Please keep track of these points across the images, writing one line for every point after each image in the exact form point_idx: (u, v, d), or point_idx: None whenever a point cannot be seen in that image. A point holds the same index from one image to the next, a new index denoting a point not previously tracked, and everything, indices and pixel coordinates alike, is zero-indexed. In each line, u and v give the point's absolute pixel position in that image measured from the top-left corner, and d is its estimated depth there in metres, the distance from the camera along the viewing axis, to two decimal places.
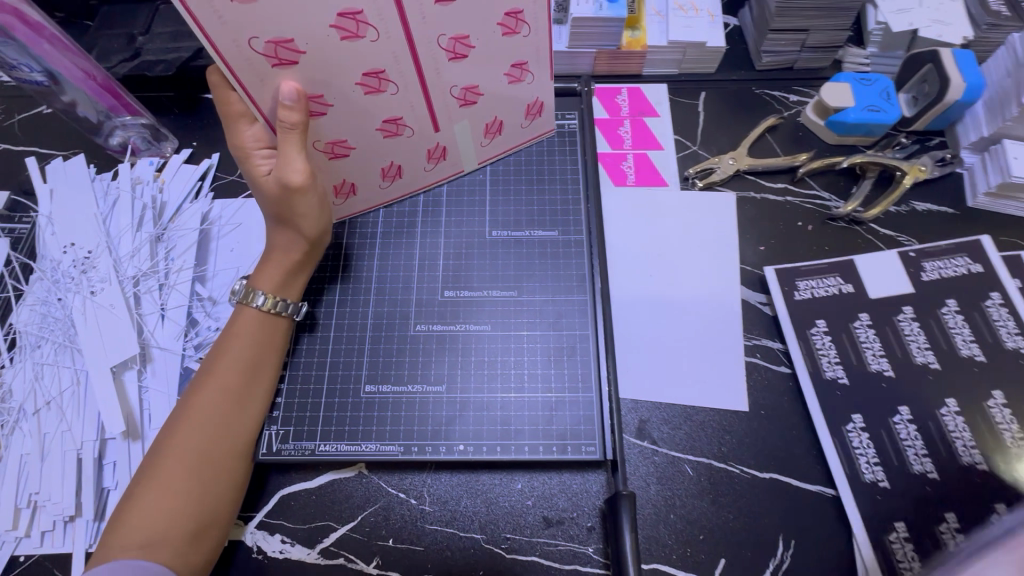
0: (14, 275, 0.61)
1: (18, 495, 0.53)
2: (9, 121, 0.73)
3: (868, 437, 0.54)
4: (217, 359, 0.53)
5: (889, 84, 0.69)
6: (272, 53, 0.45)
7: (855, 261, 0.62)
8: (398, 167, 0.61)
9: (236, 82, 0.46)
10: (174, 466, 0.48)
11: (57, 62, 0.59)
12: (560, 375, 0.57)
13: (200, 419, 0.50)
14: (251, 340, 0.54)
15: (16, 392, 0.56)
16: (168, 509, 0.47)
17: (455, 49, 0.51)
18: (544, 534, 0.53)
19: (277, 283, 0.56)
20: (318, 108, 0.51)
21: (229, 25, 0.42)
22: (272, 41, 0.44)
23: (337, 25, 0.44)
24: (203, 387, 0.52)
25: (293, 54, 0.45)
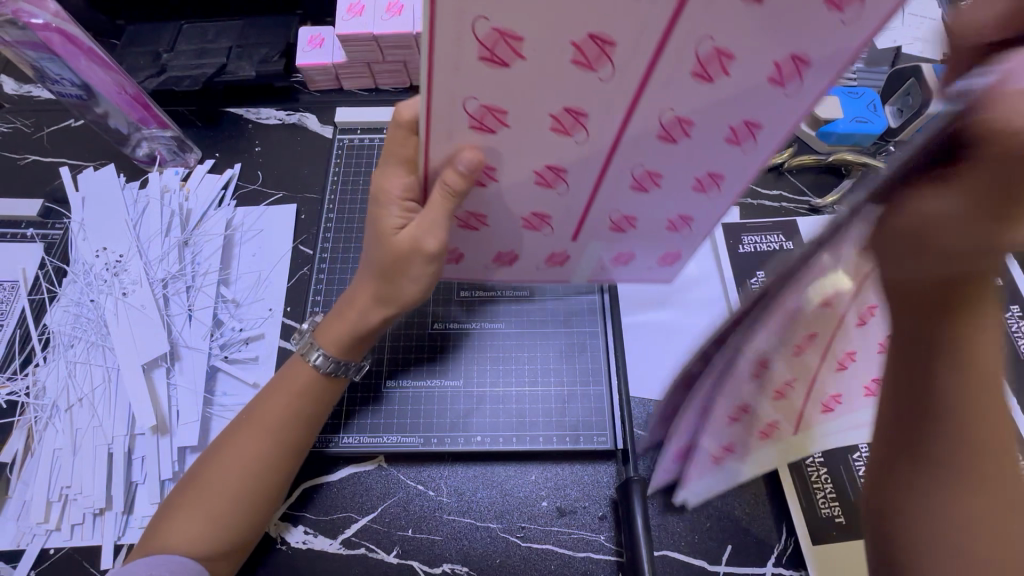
0: (48, 278, 0.63)
1: (50, 489, 0.55)
2: (40, 133, 0.76)
3: None
4: (271, 398, 0.53)
5: (875, 97, 0.73)
6: (478, 117, 0.37)
7: (797, 222, 0.69)
8: (513, 255, 0.56)
9: (423, 130, 0.38)
10: (210, 493, 0.49)
11: (94, 79, 0.63)
12: (571, 369, 0.61)
13: (243, 454, 0.50)
14: (308, 393, 0.53)
15: (49, 389, 0.58)
16: (200, 533, 0.48)
17: (642, 182, 0.45)
18: (557, 523, 0.55)
19: (341, 344, 0.53)
20: (483, 180, 0.44)
21: (460, 79, 0.33)
22: (487, 106, 0.36)
23: (558, 122, 0.38)
24: (250, 425, 0.52)
25: (497, 124, 0.37)
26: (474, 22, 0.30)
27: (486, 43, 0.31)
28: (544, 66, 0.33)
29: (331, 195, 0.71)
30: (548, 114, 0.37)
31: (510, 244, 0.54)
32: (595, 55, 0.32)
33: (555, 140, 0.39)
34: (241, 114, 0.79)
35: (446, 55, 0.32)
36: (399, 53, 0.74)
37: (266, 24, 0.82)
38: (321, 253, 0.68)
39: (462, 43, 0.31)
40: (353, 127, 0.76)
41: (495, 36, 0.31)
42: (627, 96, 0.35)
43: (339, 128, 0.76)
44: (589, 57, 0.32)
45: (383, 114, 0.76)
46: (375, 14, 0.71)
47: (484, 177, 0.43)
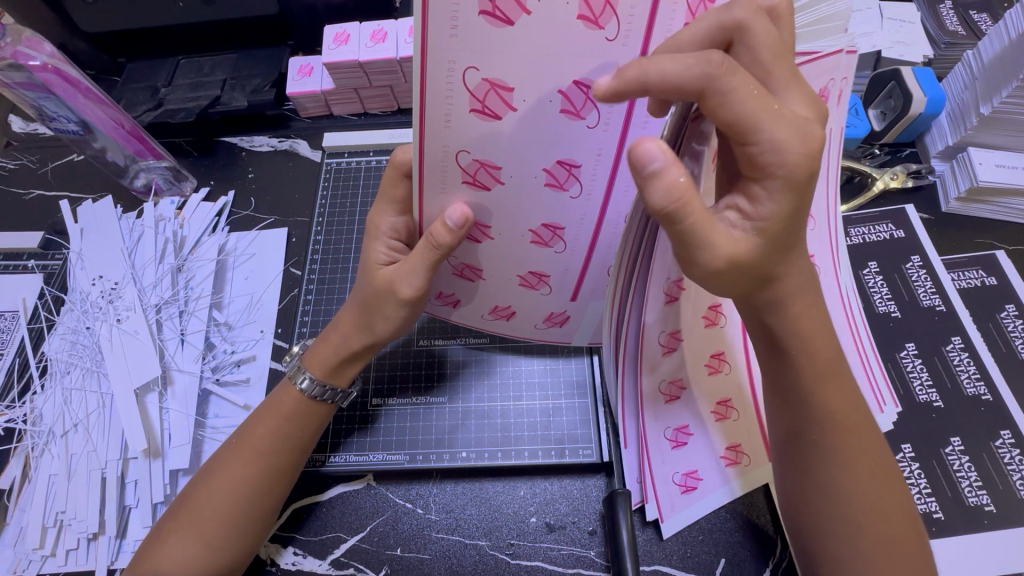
0: (47, 307, 0.65)
1: (46, 514, 0.56)
2: (44, 168, 0.79)
3: (918, 466, 0.56)
4: (257, 423, 0.53)
5: (857, 101, 0.73)
6: (472, 171, 0.39)
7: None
8: (513, 311, 0.56)
9: (417, 176, 0.40)
10: (202, 518, 0.49)
11: (91, 114, 0.66)
12: (557, 383, 0.61)
13: (229, 480, 0.50)
14: (297, 418, 0.53)
15: (46, 416, 0.60)
16: (190, 558, 0.48)
17: (671, 293, 0.47)
18: (547, 539, 0.55)
19: (328, 369, 0.54)
20: (477, 234, 0.46)
21: (453, 131, 0.36)
22: (480, 161, 0.39)
23: (551, 176, 0.40)
24: (238, 448, 0.52)
25: (491, 179, 0.40)
26: (464, 73, 0.33)
27: (478, 94, 0.34)
28: (532, 118, 0.36)
29: (321, 219, 0.73)
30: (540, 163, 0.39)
31: (507, 302, 0.55)
32: (581, 104, 0.35)
33: (547, 193, 0.42)
34: (235, 142, 0.82)
35: (438, 107, 0.35)
36: (385, 78, 0.76)
37: (259, 56, 0.85)
38: (310, 275, 0.70)
39: (458, 96, 0.34)
40: (342, 152, 0.78)
41: (486, 87, 0.34)
42: (611, 143, 0.38)
43: (328, 152, 0.78)
44: (576, 105, 0.35)
45: (371, 137, 0.78)
46: (360, 42, 0.73)
47: (479, 230, 0.45)
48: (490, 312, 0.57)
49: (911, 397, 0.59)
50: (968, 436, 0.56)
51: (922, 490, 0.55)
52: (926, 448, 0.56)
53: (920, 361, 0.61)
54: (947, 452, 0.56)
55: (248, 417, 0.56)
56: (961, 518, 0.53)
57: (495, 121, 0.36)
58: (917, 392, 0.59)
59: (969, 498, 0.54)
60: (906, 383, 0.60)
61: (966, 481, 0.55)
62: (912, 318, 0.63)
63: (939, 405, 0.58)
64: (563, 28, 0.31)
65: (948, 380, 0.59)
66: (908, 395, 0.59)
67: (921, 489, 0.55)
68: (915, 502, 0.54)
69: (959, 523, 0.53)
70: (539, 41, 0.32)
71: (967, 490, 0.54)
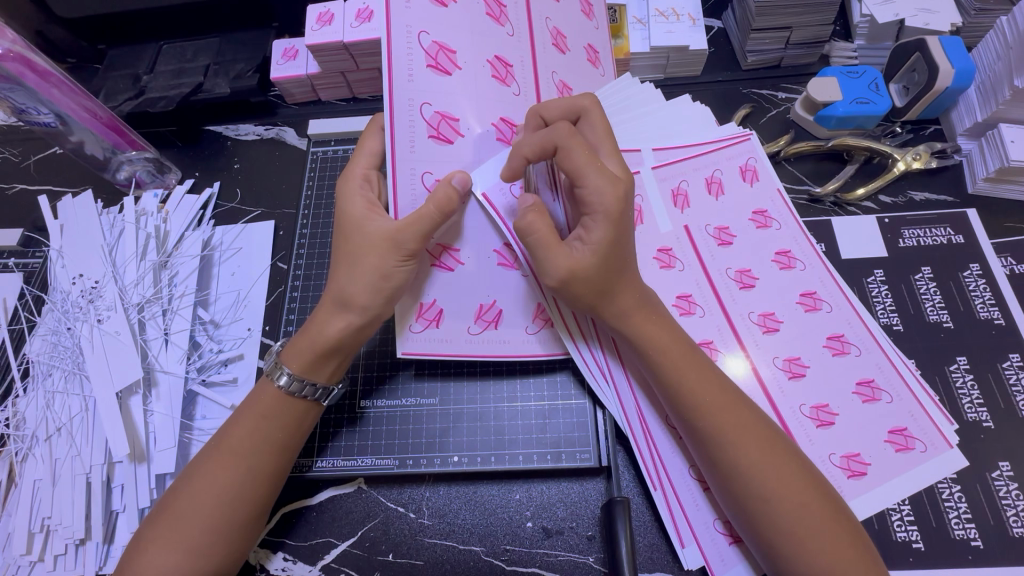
0: (27, 308, 0.63)
1: (31, 520, 0.55)
2: (25, 162, 0.77)
3: (959, 490, 0.52)
4: (237, 425, 0.51)
5: (877, 74, 0.68)
6: (436, 124, 0.52)
7: (831, 222, 0.65)
8: (496, 310, 0.55)
9: (387, 122, 0.51)
10: (186, 526, 0.47)
11: (65, 104, 0.63)
12: (552, 382, 0.58)
13: (204, 491, 0.48)
14: (276, 417, 0.51)
15: (29, 419, 0.58)
16: (170, 568, 0.46)
17: (682, 305, 0.57)
18: (544, 545, 0.53)
19: (305, 363, 0.51)
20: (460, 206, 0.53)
21: (416, 84, 0.52)
22: (440, 114, 0.52)
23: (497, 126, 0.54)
24: (214, 455, 0.50)
25: (452, 132, 0.53)
26: (420, 35, 0.52)
27: (431, 53, 0.52)
28: (469, 79, 0.53)
29: (307, 211, 0.70)
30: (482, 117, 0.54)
31: (491, 299, 0.55)
32: (504, 72, 0.55)
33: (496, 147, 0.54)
34: (220, 131, 0.79)
35: (402, 64, 0.51)
36: (372, 60, 0.72)
37: (242, 39, 0.81)
38: (296, 268, 0.67)
39: (420, 59, 0.52)
40: (329, 139, 0.75)
41: (436, 48, 0.52)
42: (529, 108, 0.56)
43: (315, 140, 0.75)
44: (501, 75, 0.55)
45: (358, 123, 0.74)
46: (345, 22, 0.69)
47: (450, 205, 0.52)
48: (476, 320, 0.55)
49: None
50: (1018, 462, 0.52)
51: (961, 515, 0.51)
52: (970, 471, 0.52)
53: (972, 378, 0.56)
54: (994, 478, 0.52)
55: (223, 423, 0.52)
56: (992, 532, 0.50)
57: (442, 73, 0.52)
58: (965, 410, 0.55)
59: (1014, 528, 0.50)
60: (954, 400, 0.55)
61: (1011, 509, 0.51)
62: (966, 330, 0.58)
63: (990, 426, 0.54)
64: (479, 17, 0.54)
65: (1001, 401, 0.55)
66: (955, 413, 0.55)
67: (959, 514, 0.51)
68: (951, 527, 0.51)
69: (988, 536, 0.50)
70: (466, 17, 0.54)
71: (1012, 519, 0.51)
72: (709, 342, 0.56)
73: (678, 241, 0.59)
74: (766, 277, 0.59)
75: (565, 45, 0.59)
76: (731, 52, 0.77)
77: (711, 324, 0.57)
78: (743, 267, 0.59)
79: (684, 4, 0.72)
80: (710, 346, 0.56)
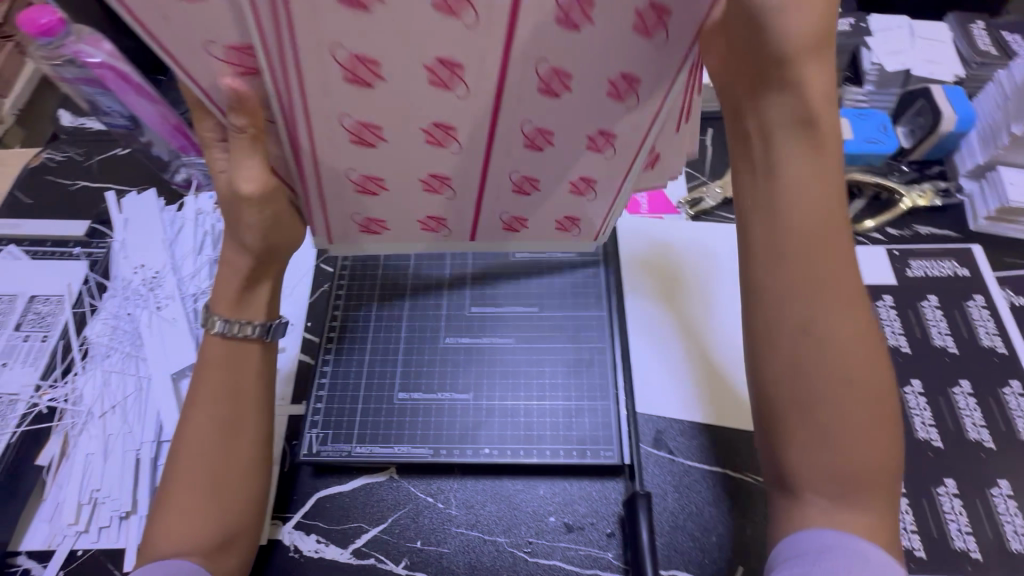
0: (91, 293, 0.68)
1: (81, 492, 0.58)
2: (89, 161, 0.83)
3: (961, 503, 0.55)
4: (202, 380, 0.53)
5: (885, 118, 0.74)
6: (351, 67, 0.40)
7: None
8: (534, 183, 0.54)
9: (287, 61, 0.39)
10: (181, 489, 0.50)
11: (139, 108, 0.67)
12: (580, 384, 0.61)
13: (198, 447, 0.51)
14: (232, 361, 0.54)
15: (85, 397, 0.62)
16: (194, 524, 0.49)
17: (534, 138, 0.48)
18: (565, 538, 0.56)
19: (233, 306, 0.56)
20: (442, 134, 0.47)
21: (326, 26, 0.37)
22: (355, 57, 0.40)
23: (544, 83, 0.43)
24: (196, 413, 0.52)
25: (371, 74, 0.41)
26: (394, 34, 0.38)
27: (231, 60, 0.40)
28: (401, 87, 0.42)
29: None
30: (524, 119, 0.46)
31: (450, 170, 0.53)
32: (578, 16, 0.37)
33: (526, 89, 0.43)
34: None
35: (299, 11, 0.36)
36: None
37: None
38: (341, 271, 0.69)
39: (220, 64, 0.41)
40: None
41: (355, 61, 0.40)
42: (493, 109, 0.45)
43: None
44: (441, 77, 0.42)
45: None
46: None
47: (434, 221, 0.60)
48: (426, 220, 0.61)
49: (911, 434, 0.58)
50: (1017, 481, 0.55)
51: (962, 528, 0.54)
52: (972, 487, 0.56)
53: (974, 400, 0.59)
54: (993, 495, 0.55)
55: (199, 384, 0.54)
56: (993, 547, 0.53)
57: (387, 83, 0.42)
58: (968, 430, 0.58)
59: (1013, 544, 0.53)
60: (958, 420, 0.59)
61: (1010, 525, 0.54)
62: (969, 356, 0.62)
63: (990, 446, 0.57)
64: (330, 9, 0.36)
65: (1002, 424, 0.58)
66: (958, 432, 0.58)
67: (960, 527, 0.54)
68: (953, 539, 0.53)
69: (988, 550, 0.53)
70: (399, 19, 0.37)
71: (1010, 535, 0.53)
72: (531, 179, 0.54)
73: (652, 72, 0.42)
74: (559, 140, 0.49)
75: (561, 86, 0.43)
76: None
77: (555, 166, 0.52)
78: (604, 129, 0.48)
79: None
80: (527, 177, 0.53)
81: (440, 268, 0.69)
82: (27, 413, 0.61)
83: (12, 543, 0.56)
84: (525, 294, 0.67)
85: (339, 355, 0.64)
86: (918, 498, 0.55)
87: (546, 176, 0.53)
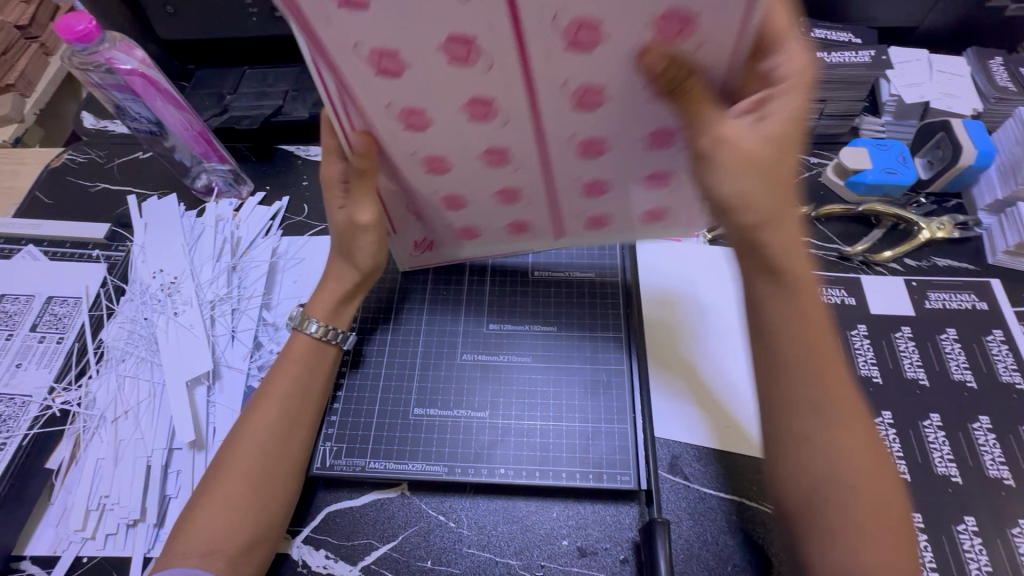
0: (108, 296, 0.68)
1: (90, 498, 0.57)
2: (110, 163, 0.83)
3: (981, 542, 0.54)
4: (277, 375, 0.56)
5: (904, 149, 0.75)
6: (375, 62, 0.40)
7: (860, 279, 0.70)
8: (603, 184, 0.56)
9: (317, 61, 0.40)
10: (230, 481, 0.50)
11: (167, 115, 0.68)
12: (597, 406, 0.61)
13: (254, 440, 0.52)
14: (310, 362, 0.58)
15: (99, 401, 0.62)
16: (220, 527, 0.48)
17: (582, 98, 0.45)
18: (578, 564, 0.55)
19: (331, 308, 0.60)
20: (437, 168, 0.52)
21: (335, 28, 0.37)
22: (377, 51, 0.39)
23: (575, 99, 0.45)
24: (260, 407, 0.54)
25: (396, 66, 0.40)
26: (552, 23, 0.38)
27: (372, 62, 0.40)
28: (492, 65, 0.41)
29: None
30: (571, 133, 0.48)
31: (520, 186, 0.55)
32: (675, 29, 0.39)
33: (568, 58, 0.41)
34: (292, 151, 0.85)
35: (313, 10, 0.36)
36: None
37: None
38: None
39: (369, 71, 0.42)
40: None
41: (376, 55, 0.39)
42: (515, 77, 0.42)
43: None
44: (460, 53, 0.40)
45: None
46: None
47: (520, 226, 0.62)
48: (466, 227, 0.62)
49: (929, 468, 0.58)
50: None
51: (982, 567, 0.53)
52: (991, 526, 0.55)
53: (993, 436, 0.59)
54: (1014, 534, 0.54)
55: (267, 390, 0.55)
56: None
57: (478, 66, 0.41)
58: (987, 466, 0.58)
59: None
60: (977, 456, 0.58)
61: None
62: (988, 391, 0.61)
63: (1010, 484, 0.56)
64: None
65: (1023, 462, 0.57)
66: (977, 468, 0.58)
67: (980, 566, 0.53)
68: None
69: None
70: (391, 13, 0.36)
71: None
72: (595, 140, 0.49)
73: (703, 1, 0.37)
74: (608, 104, 0.45)
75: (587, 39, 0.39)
76: None
77: (612, 129, 0.48)
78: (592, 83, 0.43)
79: None
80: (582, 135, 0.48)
81: (459, 277, 0.70)
82: (39, 415, 0.60)
83: (18, 547, 0.55)
84: (542, 312, 0.67)
85: (354, 368, 0.64)
86: (937, 535, 0.55)
87: (619, 139, 0.50)
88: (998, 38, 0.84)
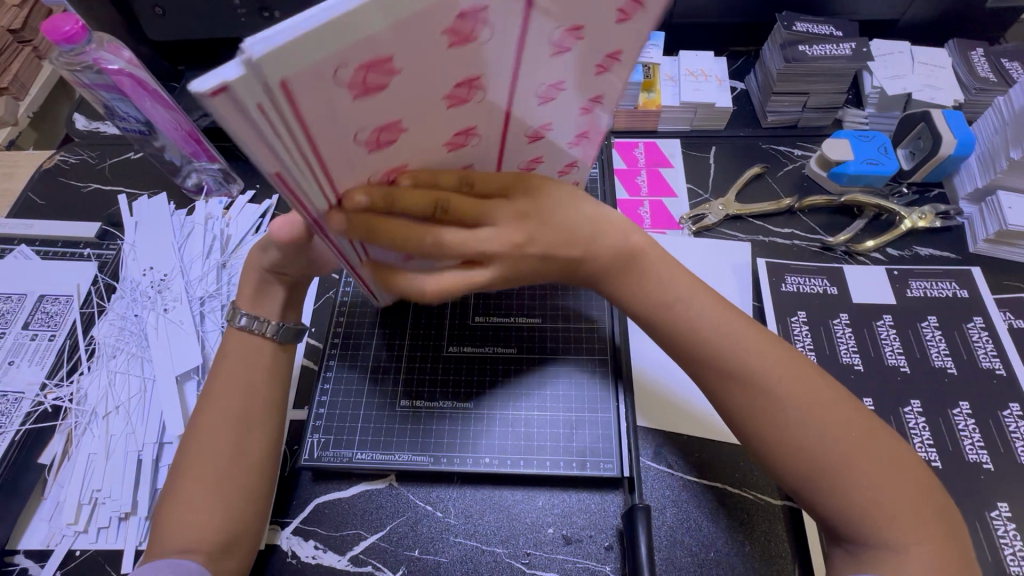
0: (99, 294, 0.69)
1: (82, 492, 0.58)
2: (102, 163, 0.84)
3: None
4: (219, 377, 0.55)
5: (886, 140, 0.75)
6: (374, 139, 0.35)
7: (843, 269, 0.70)
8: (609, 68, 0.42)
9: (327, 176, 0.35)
10: (193, 483, 0.50)
11: (155, 115, 0.69)
12: (581, 396, 0.62)
13: (207, 443, 0.52)
14: (252, 356, 0.56)
15: (90, 397, 0.63)
16: (193, 525, 0.49)
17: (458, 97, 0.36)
18: (563, 551, 0.56)
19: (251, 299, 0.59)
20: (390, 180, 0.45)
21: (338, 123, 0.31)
22: (377, 128, 0.34)
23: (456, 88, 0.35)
24: (209, 409, 0.53)
25: (394, 134, 0.35)
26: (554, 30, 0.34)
27: (371, 141, 0.34)
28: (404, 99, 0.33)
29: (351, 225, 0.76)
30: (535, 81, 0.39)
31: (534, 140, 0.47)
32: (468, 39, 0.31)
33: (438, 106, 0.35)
34: None
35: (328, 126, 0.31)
36: None
37: None
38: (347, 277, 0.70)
39: (224, 113, 0.26)
40: None
41: (377, 132, 0.34)
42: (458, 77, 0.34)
43: None
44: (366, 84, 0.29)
45: None
46: None
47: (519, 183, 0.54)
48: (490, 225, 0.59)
49: None
50: (1016, 504, 0.55)
51: None
52: (969, 510, 0.56)
53: (973, 421, 0.60)
54: (993, 517, 0.55)
55: (218, 398, 0.54)
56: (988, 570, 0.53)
57: (471, 105, 0.37)
58: (967, 451, 0.58)
59: (1011, 566, 0.53)
60: (957, 441, 0.59)
61: (1009, 548, 0.54)
62: (968, 377, 0.62)
63: (989, 468, 0.57)
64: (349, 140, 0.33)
65: (1002, 445, 0.58)
66: (957, 452, 0.58)
67: None
68: None
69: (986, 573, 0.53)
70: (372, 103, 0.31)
71: (1010, 558, 0.53)
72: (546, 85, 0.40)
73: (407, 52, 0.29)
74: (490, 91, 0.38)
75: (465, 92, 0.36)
76: (752, 111, 0.86)
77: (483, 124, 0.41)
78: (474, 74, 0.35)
79: (712, 67, 0.82)
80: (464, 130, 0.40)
81: None
82: (31, 412, 0.61)
83: (12, 541, 0.56)
84: (528, 305, 0.68)
85: (344, 361, 0.65)
86: None
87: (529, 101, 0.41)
88: (979, 30, 0.85)
